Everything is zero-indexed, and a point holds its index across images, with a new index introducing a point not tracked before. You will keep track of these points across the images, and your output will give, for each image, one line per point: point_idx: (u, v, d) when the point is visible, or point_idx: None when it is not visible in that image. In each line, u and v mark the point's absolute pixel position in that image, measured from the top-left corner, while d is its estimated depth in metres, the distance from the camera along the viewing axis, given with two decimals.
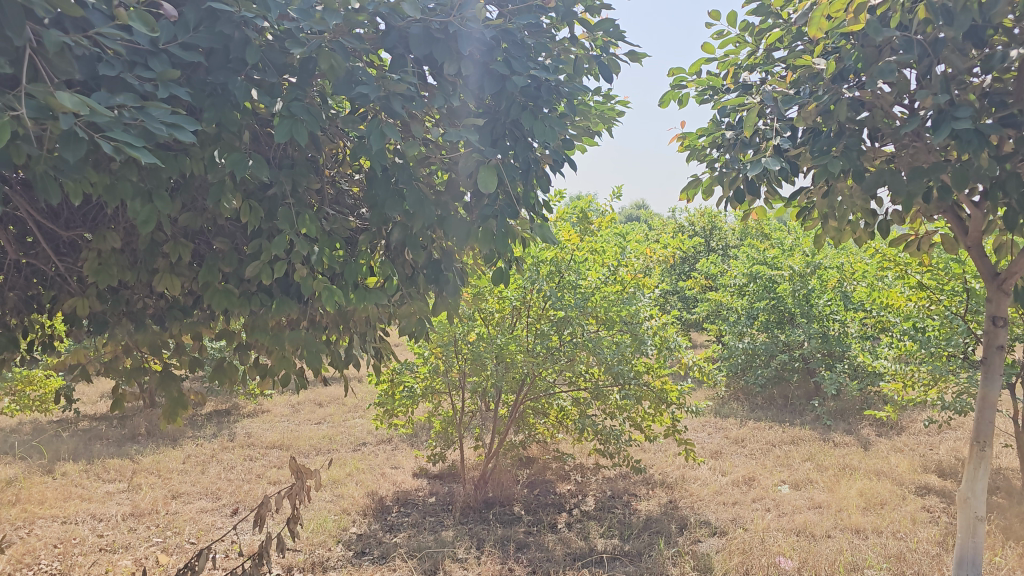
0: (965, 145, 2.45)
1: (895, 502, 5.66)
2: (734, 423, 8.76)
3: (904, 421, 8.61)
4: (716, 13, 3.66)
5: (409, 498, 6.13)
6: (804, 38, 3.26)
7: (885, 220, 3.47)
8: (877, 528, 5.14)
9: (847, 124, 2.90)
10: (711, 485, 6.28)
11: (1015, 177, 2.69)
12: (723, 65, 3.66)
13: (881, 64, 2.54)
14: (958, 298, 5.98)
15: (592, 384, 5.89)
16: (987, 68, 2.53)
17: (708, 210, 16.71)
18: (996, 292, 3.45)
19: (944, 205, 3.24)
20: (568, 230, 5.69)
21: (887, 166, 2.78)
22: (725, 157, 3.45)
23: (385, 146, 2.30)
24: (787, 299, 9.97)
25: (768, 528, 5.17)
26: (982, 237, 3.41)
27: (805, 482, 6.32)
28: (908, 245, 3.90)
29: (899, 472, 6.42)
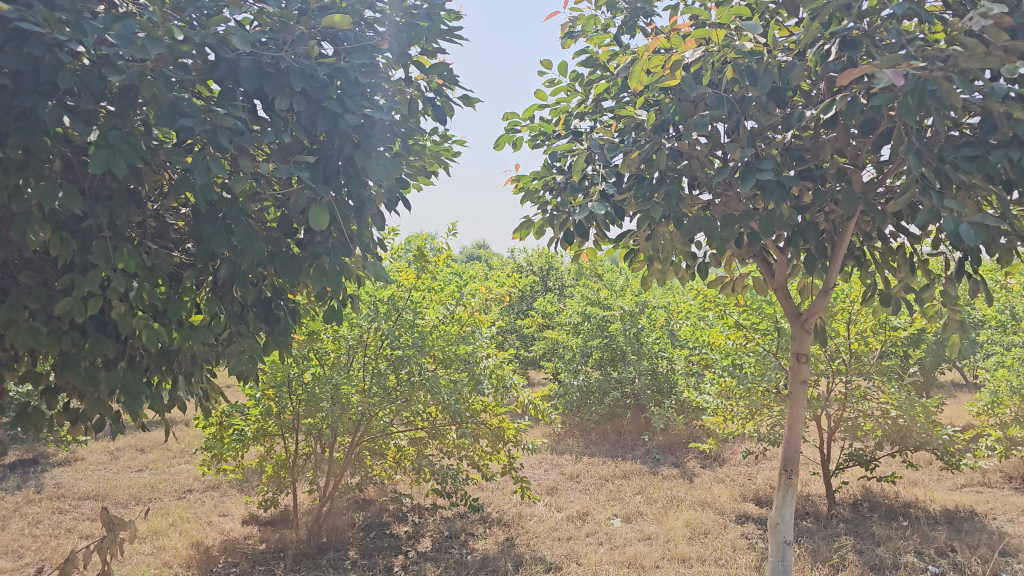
0: (769, 195, 2.65)
1: (717, 530, 5.97)
2: (569, 459, 8.96)
3: (726, 453, 9.13)
4: (547, 62, 3.82)
5: (237, 547, 5.82)
6: (629, 90, 3.44)
7: (703, 263, 3.68)
8: (701, 557, 5.36)
9: (668, 172, 3.06)
10: (546, 521, 6.36)
11: (813, 227, 2.92)
12: (554, 112, 3.79)
13: (695, 118, 2.73)
14: (771, 336, 6.43)
15: (429, 423, 5.88)
16: (788, 126, 2.75)
17: (545, 251, 17.11)
18: (800, 330, 3.68)
19: (753, 249, 3.47)
20: (405, 269, 5.69)
21: (703, 213, 2.95)
22: (554, 201, 3.55)
23: (210, 180, 2.22)
24: (618, 338, 10.32)
25: (600, 562, 5.30)
26: (787, 279, 3.64)
27: (635, 515, 6.53)
28: (725, 286, 4.13)
29: (720, 502, 6.77)
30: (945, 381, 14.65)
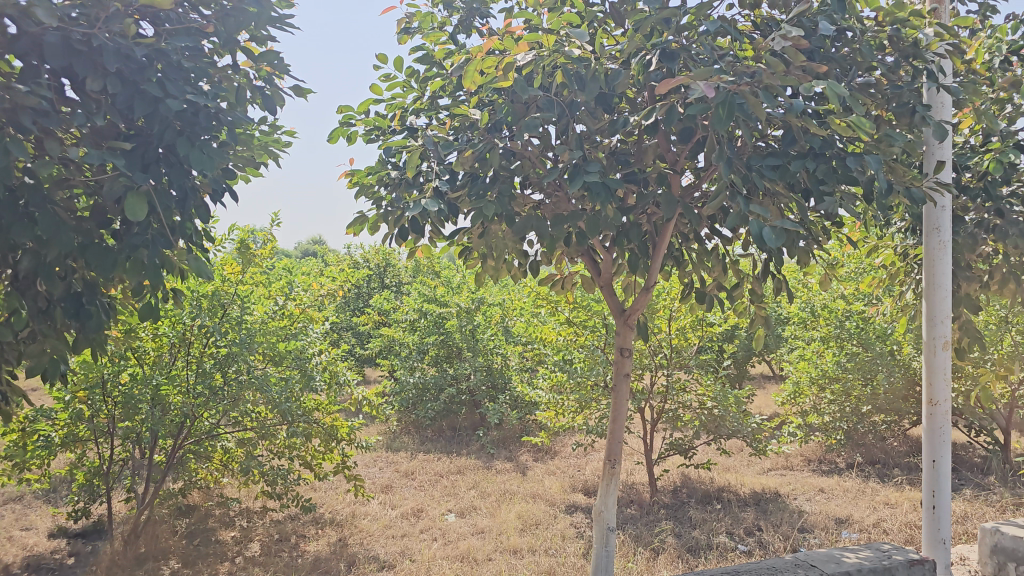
0: (596, 197, 2.75)
1: (547, 521, 6.15)
2: (405, 456, 8.93)
3: (557, 446, 9.43)
4: (383, 57, 3.78)
5: (42, 562, 5.37)
6: (464, 89, 3.48)
7: (535, 261, 3.78)
8: (532, 547, 5.51)
9: (501, 172, 3.12)
10: (380, 519, 6.30)
11: (636, 227, 3.07)
12: (390, 107, 3.76)
13: (526, 119, 2.80)
14: (599, 332, 6.68)
15: (258, 423, 5.70)
16: (613, 130, 2.87)
17: (381, 247, 16.90)
18: (623, 325, 3.84)
19: (581, 248, 3.59)
20: (231, 263, 5.47)
21: (534, 212, 3.03)
22: (389, 196, 3.52)
23: (10, 164, 2.05)
24: (455, 334, 10.38)
25: (434, 558, 5.32)
26: (612, 276, 3.78)
27: (469, 509, 6.61)
28: (555, 284, 4.25)
29: (551, 493, 6.98)
30: (754, 373, 15.79)
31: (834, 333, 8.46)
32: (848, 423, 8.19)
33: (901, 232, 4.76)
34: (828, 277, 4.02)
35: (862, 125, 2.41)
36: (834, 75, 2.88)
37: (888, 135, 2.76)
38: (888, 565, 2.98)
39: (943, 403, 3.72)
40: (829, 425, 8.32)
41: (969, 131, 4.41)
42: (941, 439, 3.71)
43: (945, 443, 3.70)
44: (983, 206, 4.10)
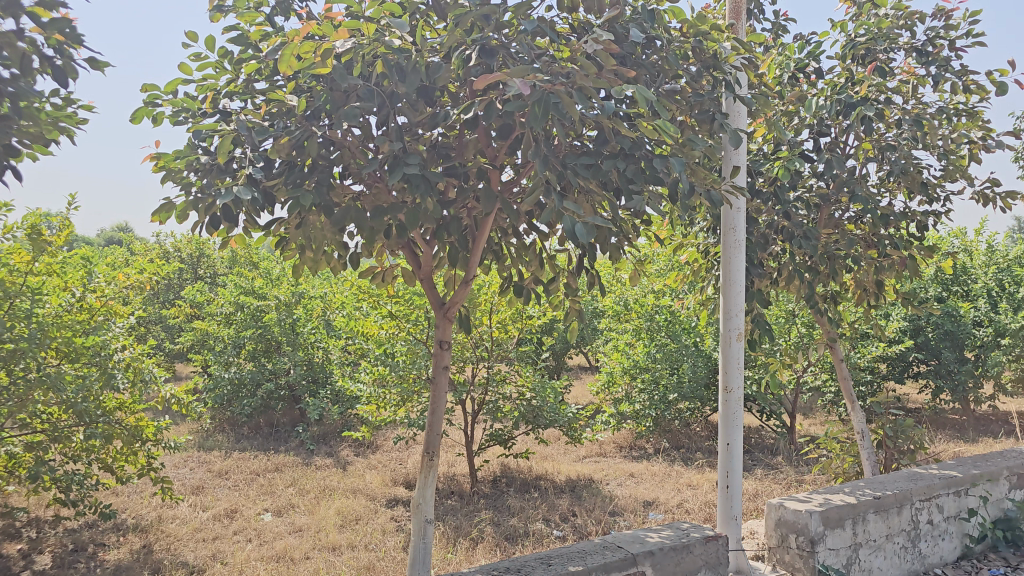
0: (415, 189, 2.75)
1: (368, 516, 6.09)
2: (218, 455, 8.53)
3: (379, 440, 9.36)
4: (194, 34, 3.57)
5: None
6: (282, 73, 3.35)
7: (355, 253, 3.71)
8: (351, 543, 5.44)
9: (319, 161, 3.04)
10: (190, 522, 5.99)
11: (457, 221, 3.09)
12: (201, 88, 3.57)
13: (346, 108, 2.74)
14: (421, 326, 6.77)
15: (50, 424, 5.24)
16: (434, 123, 2.86)
17: (194, 236, 16.00)
18: (443, 319, 3.82)
19: (402, 241, 3.55)
20: (18, 250, 4.99)
21: (353, 203, 2.97)
22: (200, 183, 3.27)
23: None
24: (273, 328, 10.02)
25: (248, 559, 5.13)
26: (433, 269, 3.77)
27: (286, 508, 6.42)
28: (375, 276, 4.20)
29: (372, 488, 6.92)
30: (572, 364, 16.36)
31: (645, 326, 8.94)
32: (656, 411, 8.67)
33: (703, 231, 5.11)
34: (638, 273, 4.22)
35: (666, 128, 2.56)
36: (644, 81, 3.03)
37: (691, 140, 2.93)
38: (686, 542, 3.18)
39: (736, 390, 3.99)
40: (640, 413, 8.77)
41: (762, 140, 4.78)
42: (733, 423, 3.97)
43: (737, 426, 3.97)
44: (774, 209, 4.46)
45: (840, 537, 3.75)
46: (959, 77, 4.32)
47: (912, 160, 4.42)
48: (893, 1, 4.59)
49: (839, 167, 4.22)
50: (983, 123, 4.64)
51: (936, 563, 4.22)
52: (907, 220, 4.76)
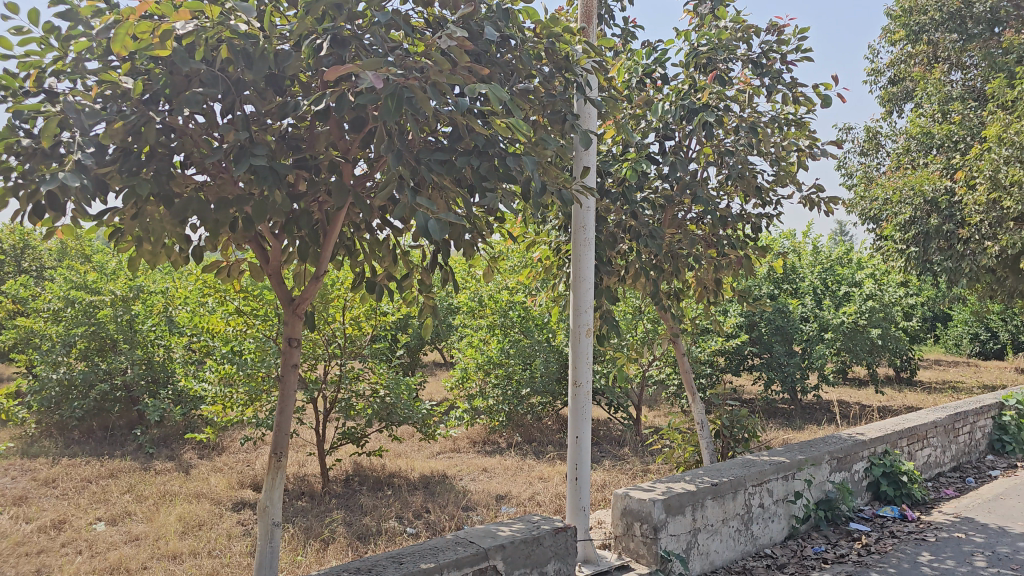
0: (262, 181, 2.65)
1: (212, 521, 5.84)
2: (44, 462, 7.91)
3: (225, 441, 8.99)
4: (14, 6, 3.28)
5: None
6: (116, 53, 3.14)
7: (198, 246, 3.53)
8: (194, 550, 5.19)
9: (158, 149, 2.87)
10: (10, 536, 5.52)
11: (307, 215, 3.00)
12: (22, 65, 3.28)
13: (188, 93, 2.60)
14: (271, 322, 6.55)
15: None
16: (283, 113, 2.77)
17: (17, 226, 14.76)
18: (291, 315, 3.70)
19: (249, 234, 3.41)
20: None
21: (195, 194, 2.82)
22: (20, 168, 3.02)
23: None
24: (109, 326, 9.41)
25: (78, 573, 4.78)
26: (281, 264, 3.64)
27: (122, 516, 6.04)
28: (220, 271, 4.02)
29: (217, 491, 6.63)
30: (426, 360, 16.33)
31: (499, 322, 9.05)
32: (509, 405, 8.80)
33: (555, 229, 5.22)
34: (492, 269, 4.26)
35: (518, 127, 2.60)
36: (498, 79, 3.05)
37: (543, 139, 2.99)
38: (537, 534, 3.24)
39: (585, 384, 4.08)
40: (493, 408, 8.87)
41: (611, 141, 4.94)
42: (582, 416, 4.07)
43: (586, 419, 4.07)
44: (622, 209, 4.62)
45: (681, 523, 3.94)
46: (790, 89, 4.63)
47: (748, 166, 4.69)
48: (732, 15, 4.85)
49: (682, 170, 4.43)
50: (810, 133, 5.00)
51: (767, 544, 4.51)
52: (743, 222, 5.06)
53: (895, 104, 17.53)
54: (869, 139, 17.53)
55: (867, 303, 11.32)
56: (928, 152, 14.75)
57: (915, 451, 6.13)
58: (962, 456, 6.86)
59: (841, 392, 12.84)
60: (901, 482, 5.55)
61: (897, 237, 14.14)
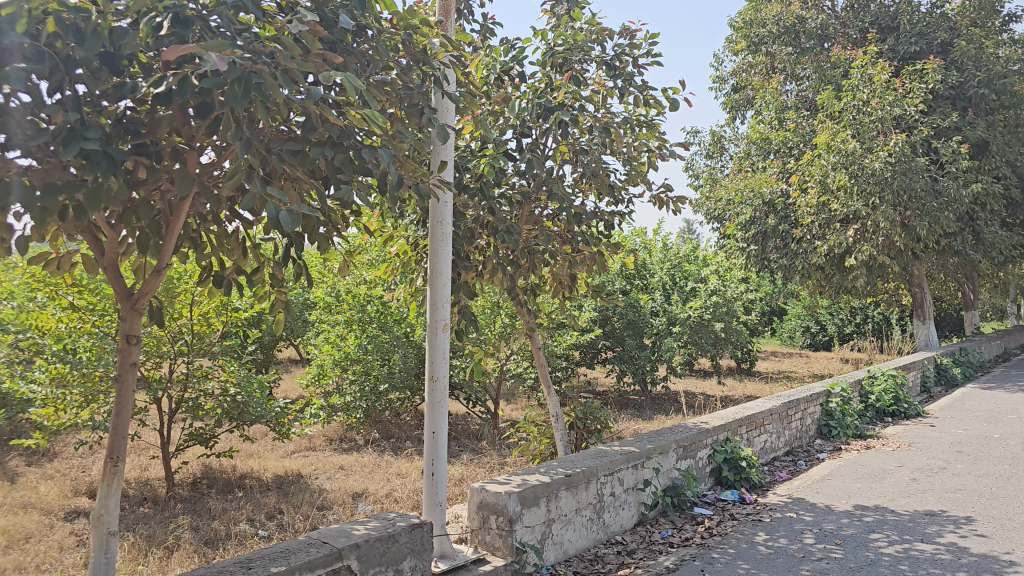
0: (95, 167, 2.48)
1: (41, 533, 5.42)
2: None
3: (57, 446, 8.37)
4: None
5: None
6: None
7: (22, 236, 3.25)
8: (19, 565, 4.79)
9: None
10: None
11: (146, 204, 2.83)
12: None
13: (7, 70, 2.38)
14: (108, 318, 6.25)
15: None
16: (119, 96, 2.59)
17: None
18: (129, 311, 3.48)
19: (82, 224, 3.17)
20: None
21: (18, 179, 2.59)
22: None
23: None
24: None
25: None
26: (117, 256, 3.40)
27: None
28: (49, 263, 3.73)
29: (47, 501, 6.16)
30: (280, 357, 15.84)
31: (356, 317, 8.90)
32: (367, 402, 8.69)
33: (413, 224, 5.18)
34: (347, 263, 4.17)
35: (373, 119, 2.56)
36: (354, 69, 2.99)
37: (400, 133, 2.96)
38: (392, 532, 3.20)
39: (442, 379, 4.06)
40: (350, 405, 8.71)
41: (470, 137, 4.96)
42: (439, 412, 4.05)
43: (443, 414, 4.06)
44: (480, 205, 4.64)
45: (536, 514, 4.01)
46: (641, 91, 4.80)
47: (601, 164, 4.82)
48: (587, 17, 4.98)
49: (539, 167, 4.50)
50: (659, 135, 5.20)
51: (618, 531, 4.67)
52: (597, 219, 5.20)
53: (737, 110, 18.56)
54: (714, 143, 18.48)
55: (711, 298, 11.94)
56: (766, 157, 15.71)
57: (753, 437, 6.52)
58: (795, 441, 7.35)
59: (687, 383, 13.48)
60: (740, 467, 5.88)
61: (739, 237, 14.98)
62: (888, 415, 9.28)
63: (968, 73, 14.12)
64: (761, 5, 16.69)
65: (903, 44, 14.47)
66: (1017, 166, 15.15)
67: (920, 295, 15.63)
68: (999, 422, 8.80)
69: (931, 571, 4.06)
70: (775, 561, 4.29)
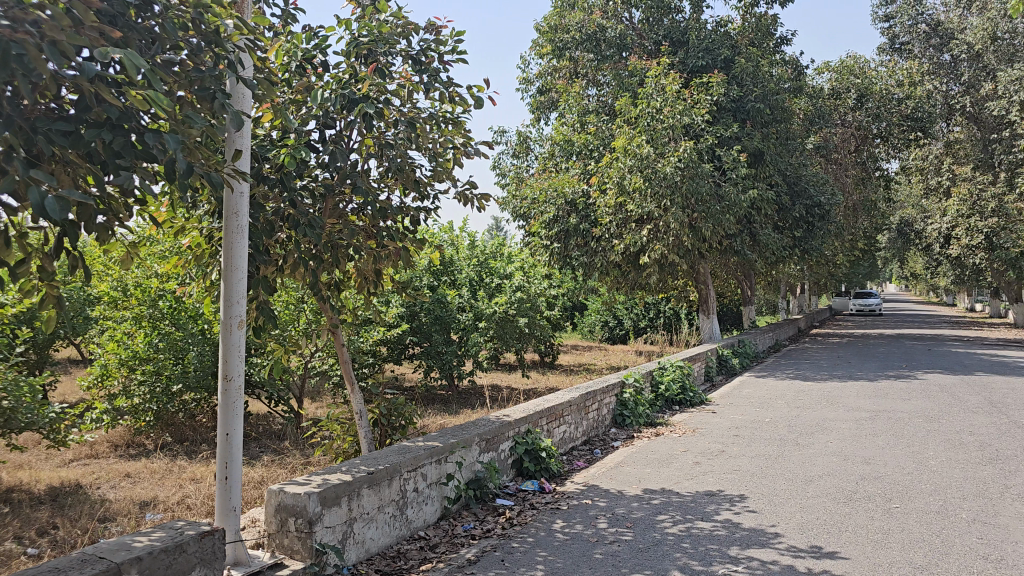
0: None
1: None
2: None
3: None
4: None
5: None
6: None
7: None
8: None
9: None
10: None
11: None
12: None
13: None
14: None
15: None
16: None
17: None
18: None
19: None
20: None
21: None
22: None
23: None
24: None
25: None
26: None
27: None
28: None
29: None
30: (58, 357, 14.48)
31: (146, 313, 8.26)
32: (158, 404, 8.17)
33: (208, 215, 4.92)
34: (130, 256, 3.88)
35: (156, 101, 2.40)
36: (136, 47, 2.78)
37: (189, 117, 2.79)
38: (179, 542, 3.02)
39: (237, 378, 3.87)
40: (139, 407, 8.13)
41: (270, 126, 4.77)
42: (233, 413, 3.86)
43: (237, 416, 3.87)
44: (280, 197, 4.48)
45: (337, 514, 3.92)
46: (446, 87, 4.81)
47: (407, 159, 4.80)
48: (392, 10, 4.93)
49: (342, 161, 4.41)
50: (465, 133, 5.24)
51: (421, 526, 4.67)
52: (403, 214, 5.17)
53: (542, 112, 19.18)
54: (520, 143, 18.96)
55: (515, 294, 12.25)
56: (569, 158, 16.33)
57: (553, 428, 6.76)
58: (591, 431, 7.71)
59: (493, 377, 13.75)
60: (540, 457, 6.08)
61: (543, 235, 15.49)
62: (676, 403, 9.95)
63: (746, 88, 15.42)
64: (565, 12, 17.31)
65: (692, 58, 15.53)
66: (787, 175, 16.75)
67: (705, 291, 16.87)
68: (770, 407, 9.68)
69: (709, 547, 4.39)
70: (571, 547, 4.47)
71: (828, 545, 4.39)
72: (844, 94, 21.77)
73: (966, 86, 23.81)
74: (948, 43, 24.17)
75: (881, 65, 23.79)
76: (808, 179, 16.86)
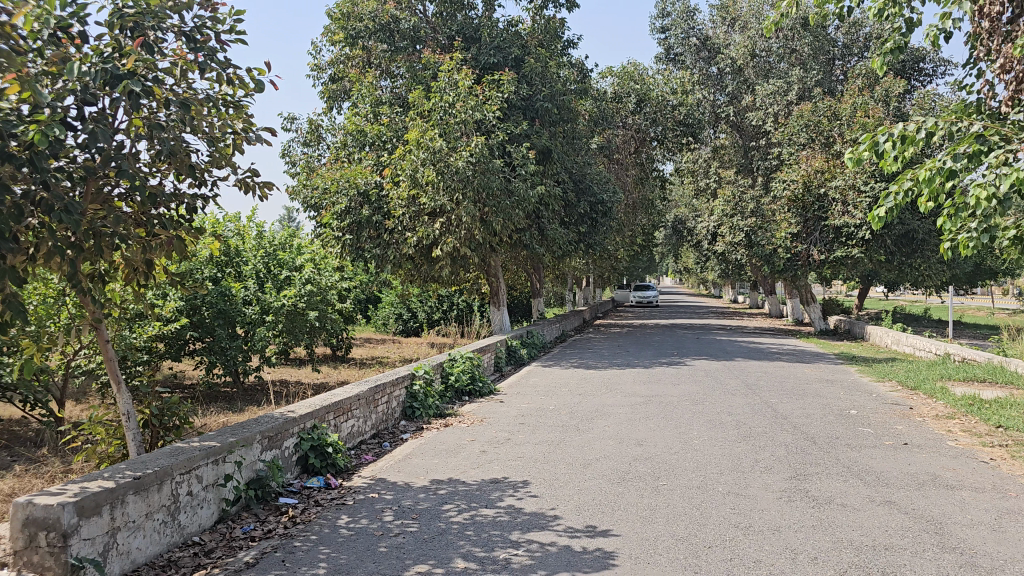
0: None
1: None
2: None
3: None
4: None
5: None
6: None
7: None
8: None
9: None
10: None
11: None
12: None
13: None
14: None
15: None
16: None
17: None
18: None
19: None
20: None
21: None
22: None
23: None
24: None
25: None
26: None
27: None
28: None
29: None
30: None
31: None
32: None
33: None
34: None
35: None
36: None
37: None
38: None
39: None
40: None
41: (18, 100, 4.30)
42: None
43: None
44: (29, 178, 4.05)
45: (96, 525, 3.62)
46: (224, 68, 4.58)
47: (180, 142, 4.53)
48: None
49: (105, 141, 4.06)
50: (247, 117, 5.01)
51: (195, 531, 4.42)
52: (177, 201, 4.86)
53: (335, 100, 18.74)
54: (311, 131, 18.44)
55: (305, 287, 11.91)
56: (361, 149, 16.06)
57: (340, 423, 6.64)
58: (380, 424, 7.66)
59: (281, 372, 13.30)
60: (326, 453, 5.96)
61: (334, 226, 15.15)
62: (465, 394, 10.13)
63: (535, 88, 15.98)
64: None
65: (484, 55, 15.82)
66: (573, 173, 17.53)
67: (496, 284, 17.29)
68: (554, 395, 10.11)
69: (491, 533, 4.51)
70: (355, 542, 4.41)
71: (601, 523, 4.65)
72: (625, 98, 22.84)
73: (729, 97, 26.11)
74: (715, 57, 26.37)
75: (658, 73, 25.49)
76: (592, 177, 17.76)
